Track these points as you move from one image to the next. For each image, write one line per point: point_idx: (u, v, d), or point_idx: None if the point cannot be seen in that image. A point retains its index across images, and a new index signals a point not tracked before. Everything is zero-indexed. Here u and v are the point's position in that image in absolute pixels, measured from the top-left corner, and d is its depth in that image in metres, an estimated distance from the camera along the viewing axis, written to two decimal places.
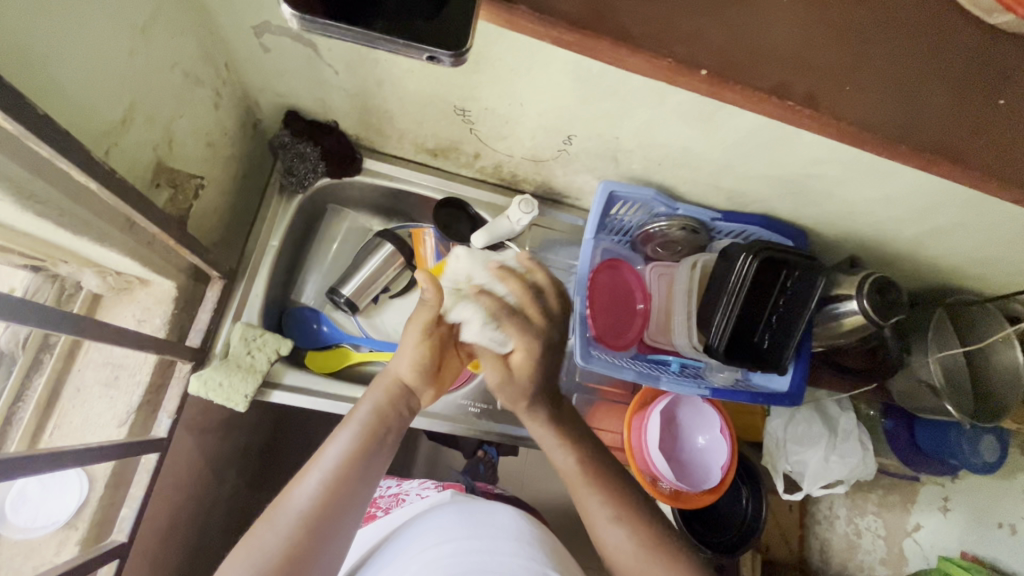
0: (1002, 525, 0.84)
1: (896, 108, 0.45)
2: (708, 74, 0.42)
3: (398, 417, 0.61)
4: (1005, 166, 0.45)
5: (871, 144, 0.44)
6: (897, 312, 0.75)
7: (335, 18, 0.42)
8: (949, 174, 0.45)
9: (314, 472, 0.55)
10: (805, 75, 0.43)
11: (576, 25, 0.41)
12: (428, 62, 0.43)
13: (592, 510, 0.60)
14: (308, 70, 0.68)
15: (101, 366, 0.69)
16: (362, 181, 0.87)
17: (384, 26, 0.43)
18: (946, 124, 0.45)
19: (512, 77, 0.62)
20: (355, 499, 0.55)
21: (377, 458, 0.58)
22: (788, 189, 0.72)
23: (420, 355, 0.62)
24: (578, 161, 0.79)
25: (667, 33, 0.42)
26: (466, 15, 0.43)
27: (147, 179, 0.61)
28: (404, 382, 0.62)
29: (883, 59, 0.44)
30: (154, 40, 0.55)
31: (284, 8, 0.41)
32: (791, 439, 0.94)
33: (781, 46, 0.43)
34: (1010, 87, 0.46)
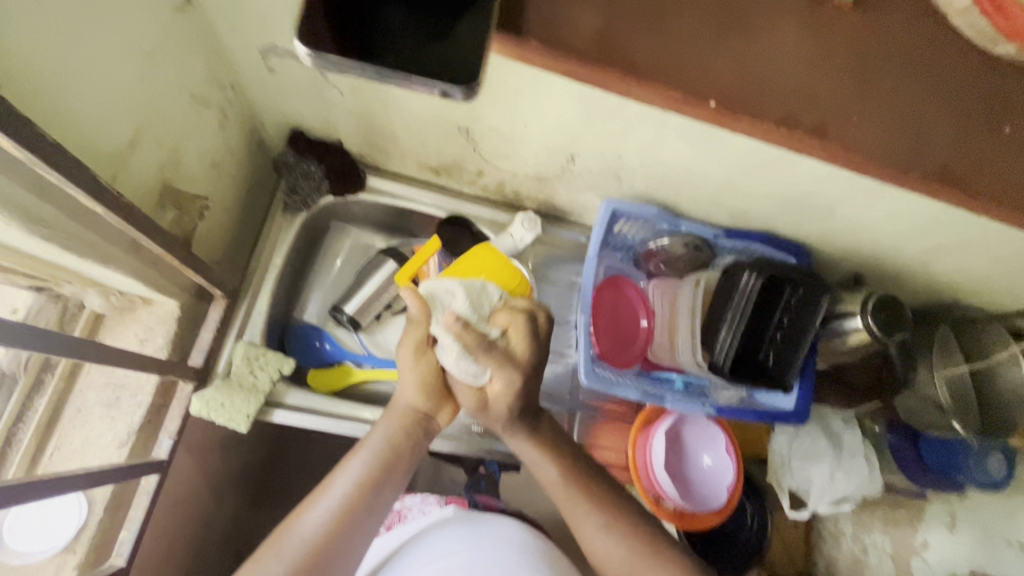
0: (1011, 542, 0.83)
1: (901, 133, 0.45)
2: (716, 105, 0.43)
3: (411, 446, 0.61)
4: (1011, 192, 0.45)
5: (878, 173, 0.44)
6: (902, 330, 0.74)
7: (346, 54, 0.43)
8: (952, 200, 0.45)
9: (321, 503, 0.55)
10: (811, 107, 0.44)
11: (584, 58, 0.42)
12: (439, 97, 0.43)
13: (591, 515, 0.60)
14: (314, 91, 0.69)
15: (103, 387, 0.68)
16: (366, 199, 0.88)
17: (394, 60, 0.43)
18: (951, 152, 0.45)
19: (516, 98, 0.63)
20: (364, 528, 0.55)
21: (387, 491, 0.58)
22: (790, 207, 0.72)
23: (422, 376, 0.62)
24: (581, 179, 0.80)
25: (675, 66, 0.43)
26: (477, 48, 0.43)
27: (152, 201, 0.61)
28: (417, 412, 0.62)
29: (887, 88, 0.45)
30: (162, 64, 0.56)
31: (298, 45, 0.42)
32: (796, 456, 0.93)
33: (787, 79, 0.44)
34: (1013, 110, 0.46)
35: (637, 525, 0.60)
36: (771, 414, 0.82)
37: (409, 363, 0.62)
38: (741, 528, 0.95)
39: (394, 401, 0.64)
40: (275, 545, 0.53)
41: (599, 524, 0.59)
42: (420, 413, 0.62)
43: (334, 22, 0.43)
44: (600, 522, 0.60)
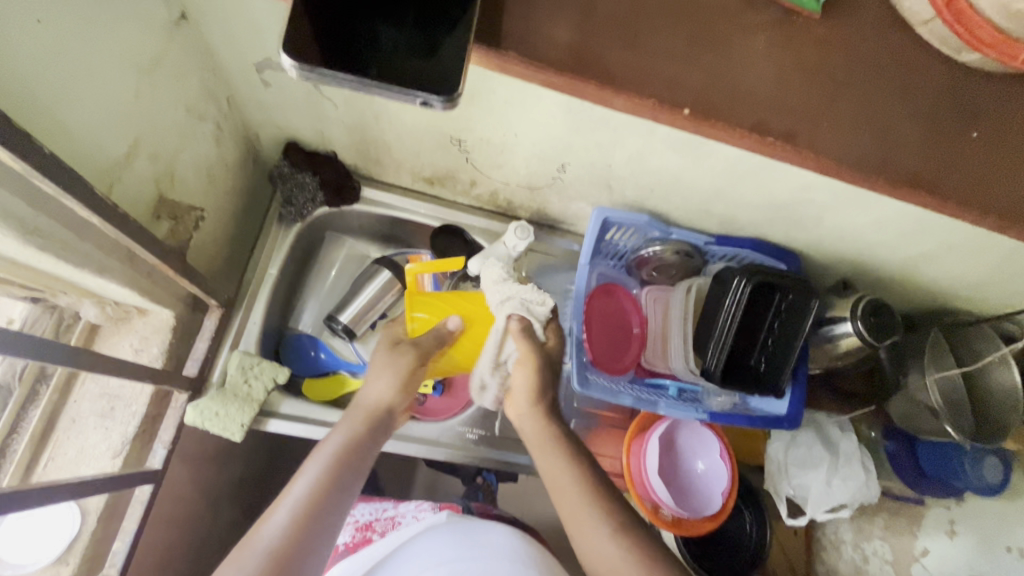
0: (1011, 549, 0.82)
1: (875, 141, 0.46)
2: (690, 112, 0.44)
3: (372, 445, 0.60)
4: (983, 195, 0.47)
5: (849, 177, 0.46)
6: (892, 334, 0.75)
7: (333, 67, 0.44)
8: (925, 205, 0.46)
9: (286, 502, 0.53)
10: (782, 113, 0.45)
11: (563, 68, 0.43)
12: (421, 107, 0.45)
13: (590, 526, 0.58)
14: (308, 104, 0.70)
15: (98, 397, 0.69)
16: (361, 210, 0.89)
17: (377, 73, 0.45)
18: (922, 157, 0.46)
19: (506, 109, 0.64)
20: (326, 532, 0.53)
21: (351, 488, 0.57)
22: (777, 214, 0.73)
23: (403, 376, 0.63)
24: (572, 188, 0.81)
25: (651, 75, 0.44)
26: (457, 59, 0.44)
27: (148, 212, 0.62)
28: (381, 407, 0.62)
29: (858, 96, 0.46)
30: (158, 78, 0.57)
31: (283, 58, 0.43)
32: (793, 461, 0.94)
33: (759, 88, 0.45)
34: (985, 117, 0.47)
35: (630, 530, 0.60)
36: (764, 419, 0.83)
37: (392, 360, 0.65)
38: (740, 537, 0.95)
39: (356, 398, 0.64)
40: (241, 553, 0.50)
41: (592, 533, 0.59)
42: (386, 414, 0.63)
43: (322, 36, 0.45)
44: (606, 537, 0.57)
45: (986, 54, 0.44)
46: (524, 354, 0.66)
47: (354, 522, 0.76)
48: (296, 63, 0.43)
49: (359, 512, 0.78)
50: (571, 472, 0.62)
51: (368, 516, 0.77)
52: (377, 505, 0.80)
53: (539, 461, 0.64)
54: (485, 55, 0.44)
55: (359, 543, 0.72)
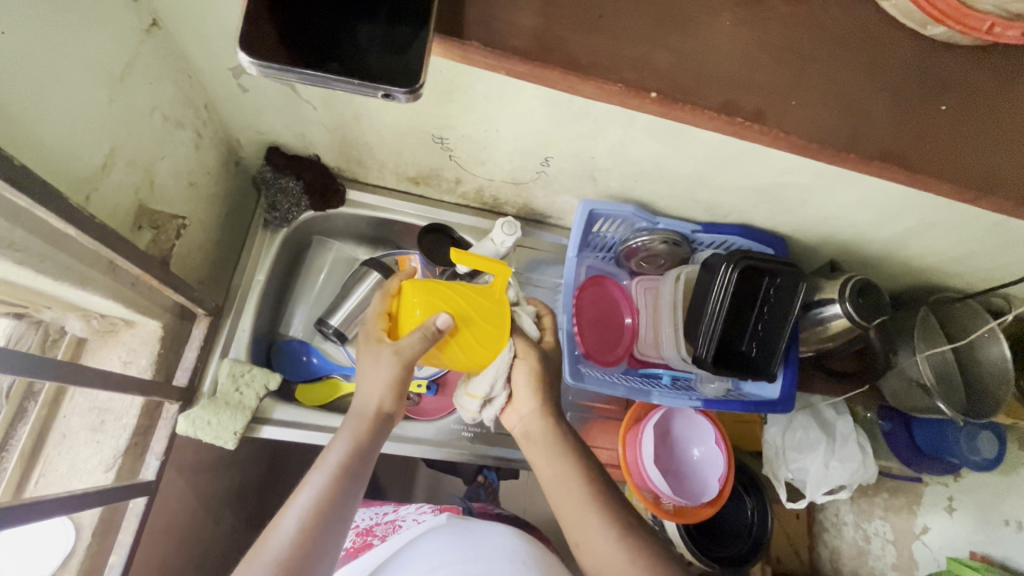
0: (1009, 522, 0.85)
1: (843, 118, 0.46)
2: (657, 96, 0.44)
3: (374, 448, 0.57)
4: (958, 166, 0.47)
5: (819, 154, 0.46)
6: (880, 314, 0.76)
7: (293, 64, 0.44)
8: (895, 179, 0.47)
9: (291, 515, 0.50)
10: (751, 93, 0.45)
11: (526, 56, 0.43)
12: (384, 99, 0.44)
13: (593, 518, 0.58)
14: (287, 106, 0.69)
15: (87, 411, 0.68)
16: (347, 212, 0.89)
17: (339, 67, 0.44)
18: (892, 132, 0.47)
19: (485, 105, 0.64)
20: (335, 540, 0.51)
21: (356, 494, 0.54)
22: (762, 198, 0.74)
23: (394, 381, 0.56)
24: (557, 182, 0.81)
25: (616, 59, 0.44)
26: (416, 50, 0.44)
27: (128, 222, 0.62)
28: (379, 412, 0.57)
29: (827, 75, 0.46)
30: (132, 86, 0.57)
31: (241, 56, 0.42)
32: (790, 446, 0.94)
33: (726, 68, 0.45)
34: (953, 90, 0.48)
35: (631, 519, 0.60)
36: (758, 403, 0.83)
37: (383, 357, 0.56)
38: (742, 523, 0.95)
39: (352, 402, 0.58)
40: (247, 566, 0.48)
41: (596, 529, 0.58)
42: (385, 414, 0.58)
43: (283, 33, 0.44)
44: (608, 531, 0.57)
45: (947, 27, 0.44)
46: (524, 350, 0.65)
47: (356, 528, 0.76)
48: (254, 61, 0.42)
49: (360, 518, 0.79)
50: (575, 480, 0.61)
51: (368, 521, 0.78)
52: (378, 509, 0.81)
53: (540, 471, 0.64)
54: (445, 47, 0.43)
55: (360, 547, 0.71)
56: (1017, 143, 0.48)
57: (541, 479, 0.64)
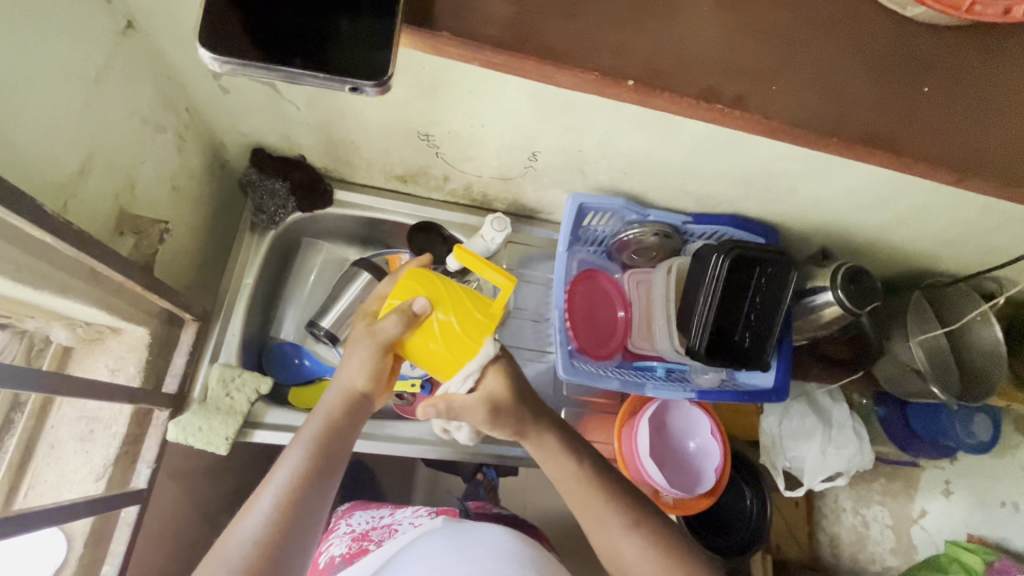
0: (1005, 503, 0.88)
1: (827, 101, 0.46)
2: (634, 84, 0.43)
3: (353, 429, 0.55)
4: (944, 148, 0.47)
5: (803, 139, 0.45)
6: (871, 300, 0.76)
7: (256, 59, 0.43)
8: (879, 161, 0.47)
9: (266, 494, 0.49)
10: (732, 78, 0.45)
11: (501, 46, 0.42)
12: (353, 92, 0.44)
13: (591, 515, 0.58)
14: (270, 106, 0.69)
15: (75, 421, 0.68)
16: (336, 213, 0.88)
17: (302, 61, 0.44)
18: (876, 115, 0.46)
19: (470, 99, 0.63)
20: (313, 523, 0.49)
21: (334, 476, 0.52)
22: (751, 187, 0.73)
23: (372, 363, 0.55)
24: (546, 176, 0.80)
25: (593, 47, 0.43)
26: (384, 41, 0.43)
27: (109, 228, 0.61)
28: (357, 393, 0.56)
29: (807, 59, 0.46)
30: (108, 89, 0.56)
31: (201, 53, 0.42)
32: (787, 434, 0.93)
33: (704, 54, 0.45)
34: (935, 70, 0.47)
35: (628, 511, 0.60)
36: (752, 393, 0.83)
37: (363, 338, 0.55)
38: (741, 512, 0.95)
39: (330, 385, 0.57)
40: (220, 550, 0.47)
41: (596, 526, 0.58)
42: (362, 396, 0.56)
43: (255, 32, 0.44)
44: (612, 523, 0.57)
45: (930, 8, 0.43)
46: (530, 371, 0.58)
47: (352, 533, 0.76)
48: (217, 57, 0.42)
49: (357, 522, 0.79)
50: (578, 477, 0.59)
51: (365, 526, 0.77)
52: (375, 512, 0.80)
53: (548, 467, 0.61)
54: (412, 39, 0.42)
55: (356, 553, 0.71)
56: (1001, 123, 0.48)
57: (553, 475, 0.60)
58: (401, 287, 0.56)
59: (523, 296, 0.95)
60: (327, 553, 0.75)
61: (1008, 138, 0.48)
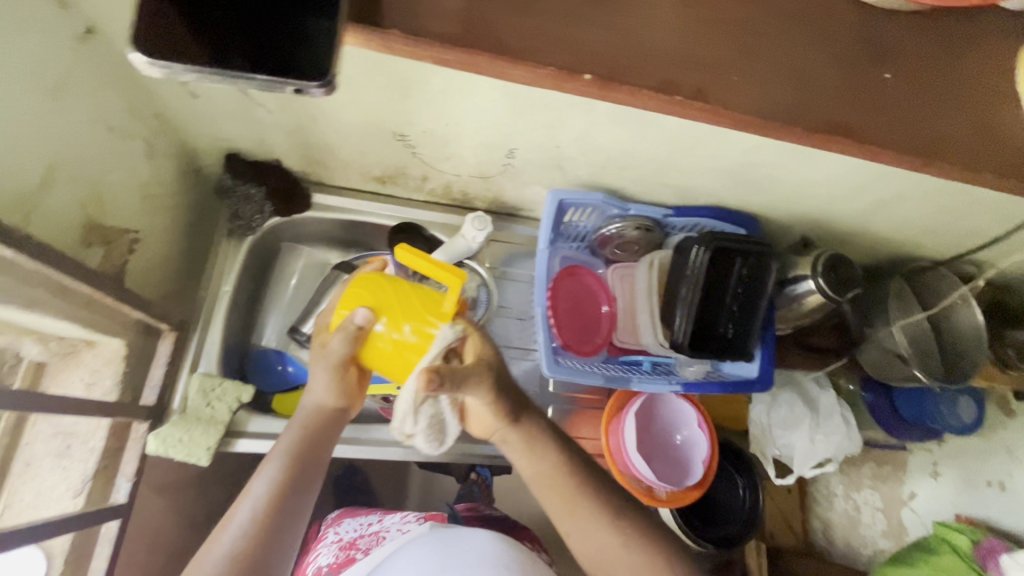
0: (992, 483, 0.88)
1: (790, 91, 0.46)
2: (592, 78, 0.43)
3: (327, 441, 0.56)
4: (905, 134, 0.48)
5: (768, 129, 0.45)
6: (852, 288, 0.76)
7: (197, 58, 0.42)
8: (846, 150, 0.47)
9: (245, 506, 0.49)
10: (693, 70, 0.45)
11: (454, 43, 0.41)
12: (296, 94, 0.42)
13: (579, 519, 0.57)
14: (241, 111, 0.67)
15: (51, 437, 0.65)
16: (315, 217, 0.87)
17: (242, 62, 0.43)
18: (840, 103, 0.47)
19: (444, 98, 0.62)
20: (291, 534, 0.50)
21: (312, 486, 0.53)
22: (730, 178, 0.73)
23: (333, 382, 0.55)
24: (525, 173, 0.80)
25: (550, 43, 0.43)
26: (329, 40, 0.42)
27: (76, 240, 0.59)
28: (329, 407, 0.56)
29: (768, 49, 0.46)
30: (68, 98, 0.54)
31: (133, 56, 0.40)
32: (776, 423, 0.94)
33: (665, 47, 0.44)
34: (897, 57, 0.48)
35: None
36: (737, 383, 0.83)
37: (318, 362, 0.55)
38: (733, 502, 0.95)
39: (301, 401, 0.58)
40: (198, 563, 0.47)
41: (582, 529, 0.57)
42: (334, 408, 0.56)
43: (205, 32, 0.43)
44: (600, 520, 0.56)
45: None
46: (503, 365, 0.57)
47: (340, 541, 0.76)
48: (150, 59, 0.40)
49: (345, 530, 0.78)
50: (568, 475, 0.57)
51: (352, 534, 0.76)
52: (363, 519, 0.80)
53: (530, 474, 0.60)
54: (359, 36, 0.42)
55: (343, 562, 0.70)
56: (963, 109, 0.49)
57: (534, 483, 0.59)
58: (349, 296, 0.55)
59: (508, 294, 0.94)
60: (315, 562, 0.75)
61: (968, 125, 0.49)
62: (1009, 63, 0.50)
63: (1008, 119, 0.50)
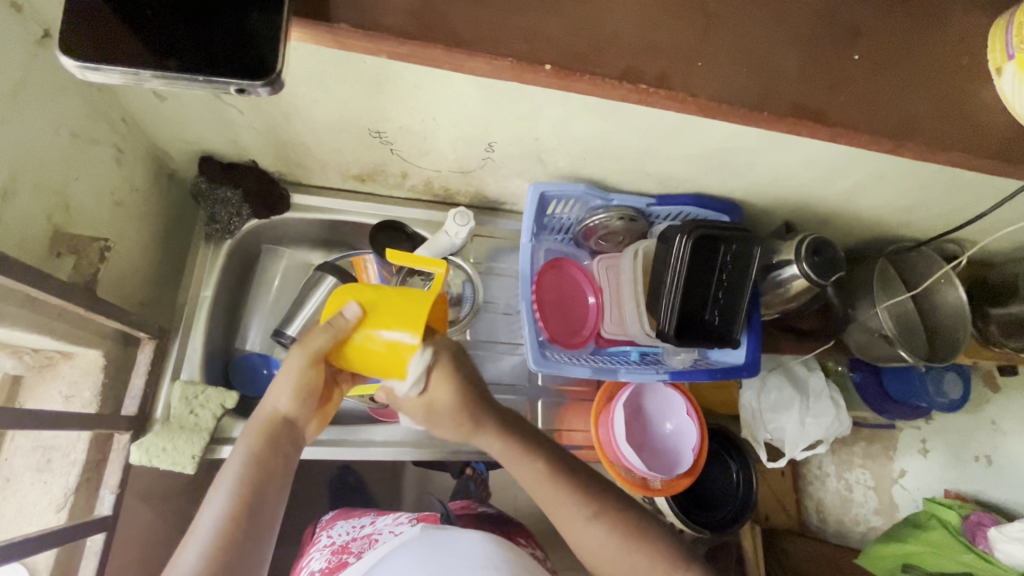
0: (979, 458, 0.90)
1: (753, 76, 0.46)
2: (552, 68, 0.43)
3: (285, 457, 0.54)
4: (875, 117, 0.48)
5: (729, 113, 0.45)
6: (836, 271, 0.76)
7: (131, 60, 0.41)
8: (813, 133, 0.47)
9: (192, 543, 0.47)
10: (655, 57, 0.45)
11: (408, 37, 0.41)
12: (240, 94, 0.42)
13: (569, 514, 0.57)
14: (212, 113, 0.66)
15: (31, 451, 0.67)
16: (295, 217, 0.86)
17: (178, 64, 0.41)
18: (805, 87, 0.47)
19: (417, 93, 0.61)
20: (249, 560, 0.48)
21: (269, 509, 0.51)
22: (710, 166, 0.73)
23: (300, 383, 0.53)
24: (505, 167, 0.79)
25: (508, 33, 0.42)
26: (272, 35, 0.41)
27: (44, 250, 0.58)
28: (284, 417, 0.54)
29: (730, 33, 0.46)
30: (29, 105, 0.53)
31: (65, 60, 0.39)
32: (767, 407, 0.94)
33: (626, 34, 0.44)
34: (863, 37, 0.48)
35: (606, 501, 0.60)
36: (725, 370, 0.83)
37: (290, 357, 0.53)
38: (727, 486, 0.96)
39: (253, 415, 0.56)
40: None
41: (574, 525, 0.57)
42: (291, 417, 0.55)
43: (154, 31, 0.42)
44: (585, 516, 0.57)
45: None
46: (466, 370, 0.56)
47: (332, 546, 0.75)
48: (82, 64, 0.39)
49: (337, 533, 0.78)
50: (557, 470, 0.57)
51: (345, 537, 0.76)
52: (355, 522, 0.79)
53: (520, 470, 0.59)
54: (302, 30, 0.41)
55: (336, 566, 0.70)
56: (928, 89, 0.49)
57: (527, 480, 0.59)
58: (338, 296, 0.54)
59: (493, 289, 0.93)
60: (307, 567, 0.74)
61: (935, 104, 0.49)
62: (978, 39, 0.50)
63: (978, 97, 0.50)
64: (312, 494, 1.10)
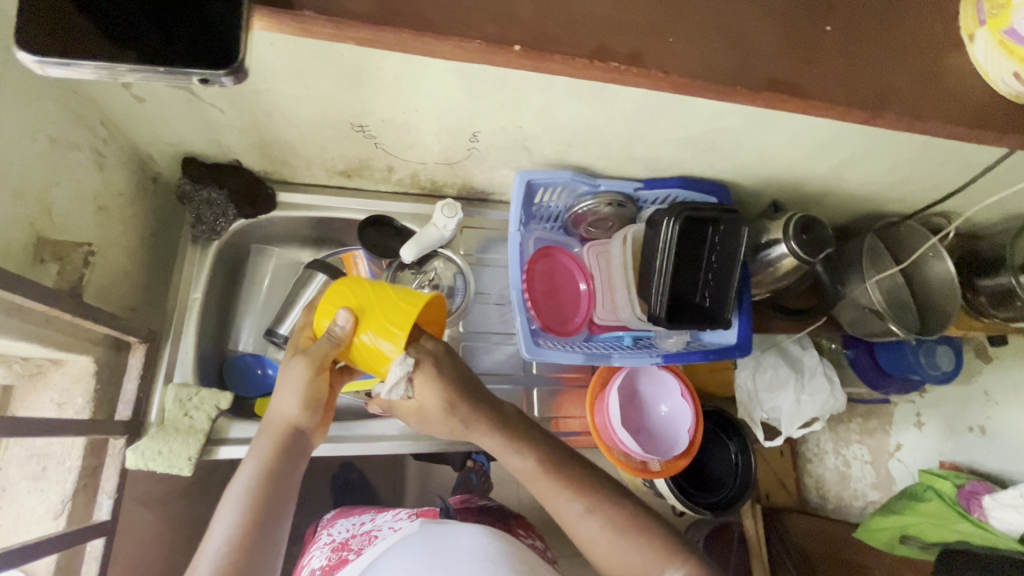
0: (973, 428, 0.91)
1: (728, 51, 0.46)
2: (521, 49, 0.42)
3: (293, 465, 0.56)
4: (853, 89, 0.48)
5: (704, 89, 0.45)
6: (825, 248, 0.77)
7: (92, 54, 0.40)
8: (790, 107, 0.47)
9: (205, 559, 0.48)
10: (628, 35, 0.44)
11: (376, 23, 0.41)
12: (203, 84, 0.41)
13: (561, 508, 0.59)
14: (192, 113, 0.66)
15: (25, 460, 0.66)
16: (282, 216, 0.85)
17: (138, 54, 0.41)
18: (780, 61, 0.47)
19: (398, 85, 0.61)
20: (265, 566, 0.50)
21: (281, 518, 0.53)
22: (695, 147, 0.73)
23: (307, 389, 0.56)
24: (491, 156, 0.79)
25: (478, 17, 0.42)
26: (232, 21, 0.40)
27: (27, 257, 0.58)
28: (292, 427, 0.57)
29: (703, 10, 0.46)
30: (4, 110, 0.53)
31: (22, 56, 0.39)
32: (762, 386, 0.95)
33: (597, 13, 0.44)
34: (836, 9, 0.48)
35: (604, 487, 0.60)
36: (717, 351, 0.84)
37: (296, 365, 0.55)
38: (727, 467, 0.96)
39: (261, 429, 0.58)
40: None
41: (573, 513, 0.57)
42: (298, 426, 0.57)
43: (121, 28, 0.41)
44: (576, 513, 0.58)
45: None
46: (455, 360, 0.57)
47: (332, 543, 0.76)
48: (40, 60, 0.39)
49: (338, 531, 0.78)
50: None
51: (345, 534, 0.76)
52: (355, 519, 0.80)
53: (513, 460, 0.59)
54: (268, 19, 0.41)
55: (336, 564, 0.71)
56: (905, 61, 0.49)
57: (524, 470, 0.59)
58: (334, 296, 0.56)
59: (485, 281, 0.93)
60: (309, 566, 0.75)
61: (913, 76, 0.49)
62: (952, 8, 0.50)
63: (956, 67, 0.50)
64: (313, 493, 1.10)
